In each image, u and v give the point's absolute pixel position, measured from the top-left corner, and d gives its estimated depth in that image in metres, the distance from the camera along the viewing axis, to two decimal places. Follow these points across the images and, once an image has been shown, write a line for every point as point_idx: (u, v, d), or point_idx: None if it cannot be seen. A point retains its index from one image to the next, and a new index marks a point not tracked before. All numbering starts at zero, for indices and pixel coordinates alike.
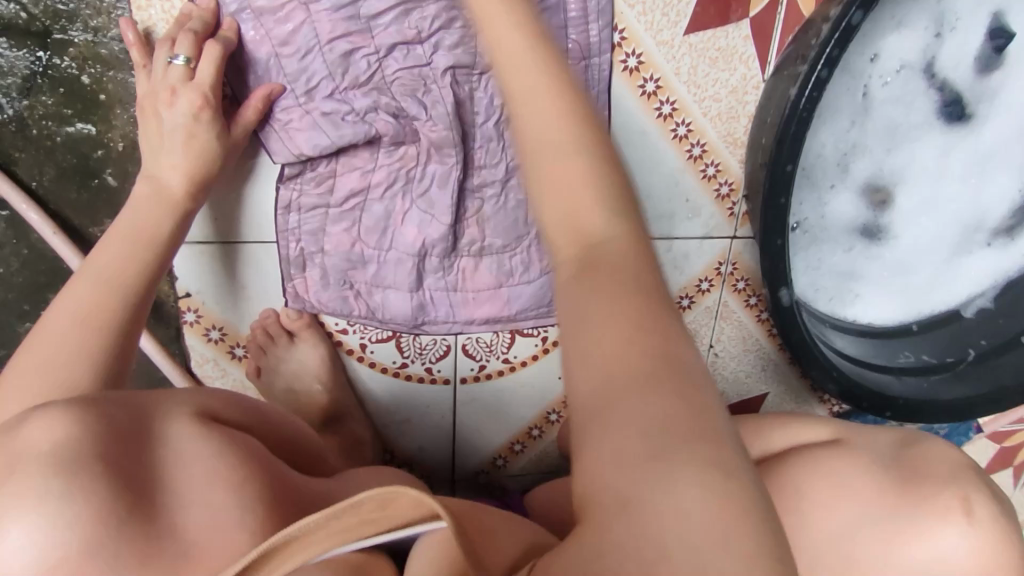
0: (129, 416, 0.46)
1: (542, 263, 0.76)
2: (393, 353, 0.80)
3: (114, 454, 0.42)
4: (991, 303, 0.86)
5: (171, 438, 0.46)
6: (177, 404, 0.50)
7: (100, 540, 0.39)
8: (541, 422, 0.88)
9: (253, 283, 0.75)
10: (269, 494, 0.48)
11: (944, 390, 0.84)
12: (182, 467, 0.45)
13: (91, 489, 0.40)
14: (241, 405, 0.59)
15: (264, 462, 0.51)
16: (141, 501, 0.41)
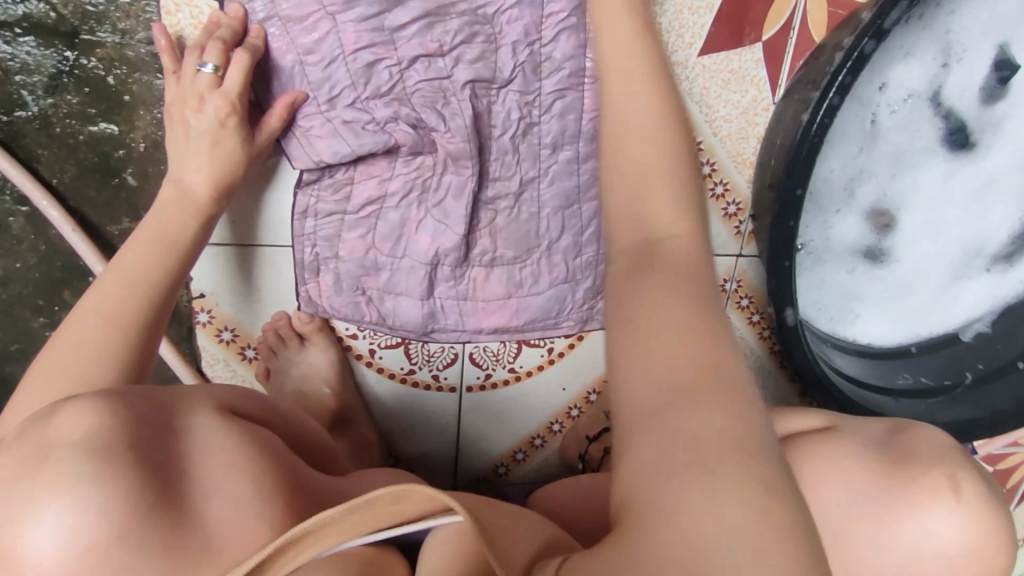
0: (153, 406, 0.49)
1: (551, 275, 0.77)
2: (402, 359, 0.81)
3: (144, 442, 0.45)
4: (989, 328, 0.88)
5: (192, 430, 0.50)
6: (198, 399, 0.53)
7: (128, 528, 0.42)
8: (543, 431, 0.89)
9: (267, 286, 0.76)
10: (285, 496, 0.51)
11: (942, 411, 0.85)
12: (203, 457, 0.48)
13: (121, 476, 0.43)
14: (257, 398, 0.62)
15: (279, 454, 0.55)
16: (167, 492, 0.45)
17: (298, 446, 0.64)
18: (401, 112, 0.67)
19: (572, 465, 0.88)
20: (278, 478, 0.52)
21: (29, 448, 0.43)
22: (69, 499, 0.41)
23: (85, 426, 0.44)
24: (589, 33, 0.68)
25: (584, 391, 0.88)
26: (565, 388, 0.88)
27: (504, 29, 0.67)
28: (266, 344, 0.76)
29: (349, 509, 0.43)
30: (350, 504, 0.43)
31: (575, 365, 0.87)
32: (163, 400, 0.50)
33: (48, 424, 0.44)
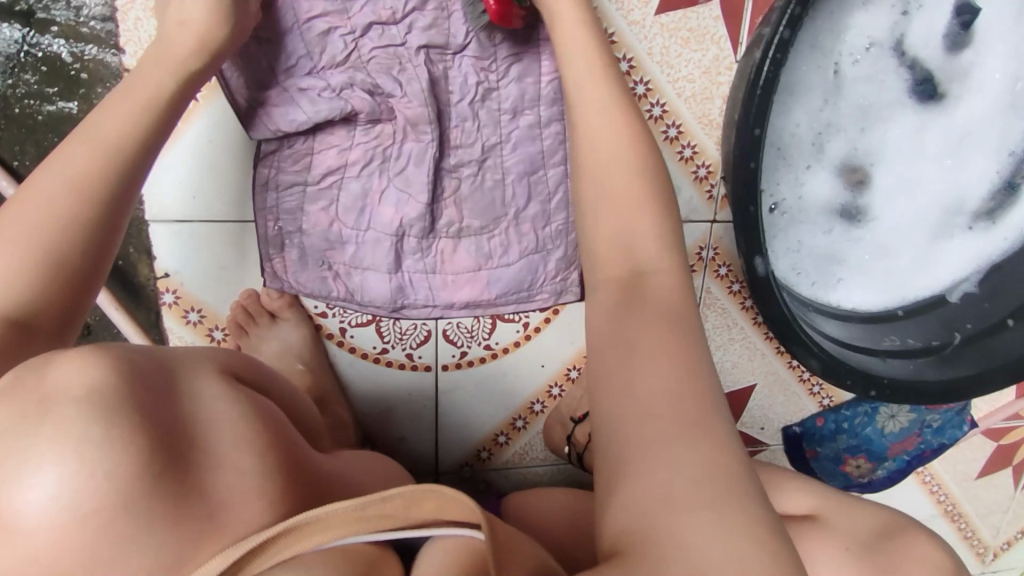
0: (155, 363, 0.47)
1: (521, 246, 0.76)
2: (374, 338, 0.80)
3: (151, 405, 0.43)
4: (976, 288, 0.85)
5: (200, 395, 0.48)
6: (199, 361, 0.51)
7: (137, 492, 0.40)
8: (525, 412, 0.87)
9: (233, 264, 0.74)
10: (282, 465, 0.50)
11: (931, 371, 0.81)
12: (210, 423, 0.47)
13: (128, 438, 0.41)
14: (254, 370, 0.60)
15: (278, 428, 0.53)
16: (175, 457, 0.43)
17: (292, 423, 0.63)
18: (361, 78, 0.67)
19: (558, 448, 0.87)
20: (280, 454, 0.50)
21: (22, 398, 0.40)
22: (74, 461, 0.39)
23: (90, 384, 0.41)
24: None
25: (563, 369, 0.86)
26: (544, 365, 0.85)
27: None
28: (235, 322, 0.75)
29: (362, 505, 0.44)
30: (367, 498, 0.45)
31: (553, 341, 0.84)
32: (167, 361, 0.48)
33: (44, 374, 0.41)
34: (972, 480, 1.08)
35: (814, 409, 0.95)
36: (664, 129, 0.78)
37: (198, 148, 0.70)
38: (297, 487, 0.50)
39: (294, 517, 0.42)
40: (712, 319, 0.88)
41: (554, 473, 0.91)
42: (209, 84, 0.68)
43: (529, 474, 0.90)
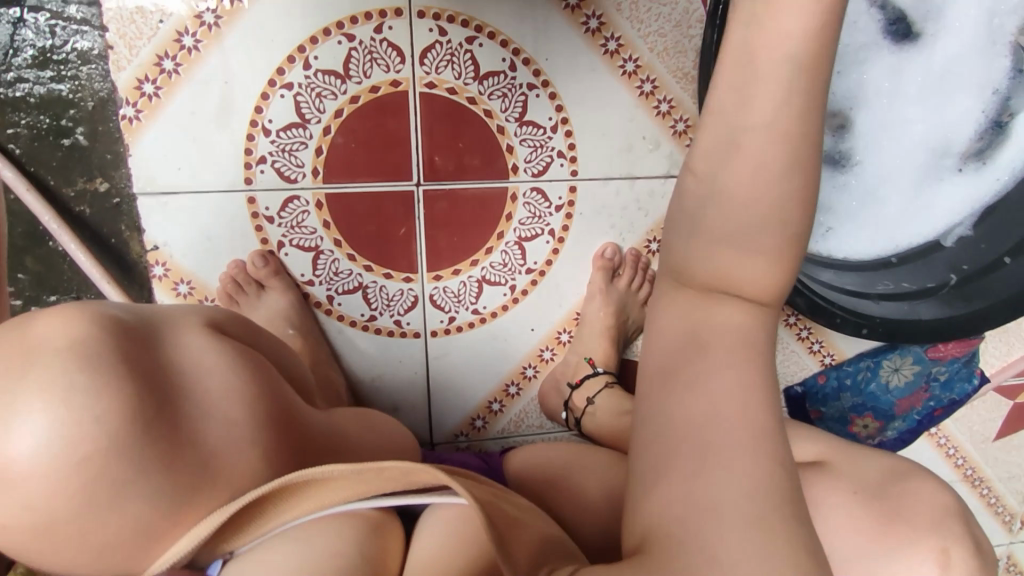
0: (139, 319, 0.45)
1: None
2: (361, 305, 0.81)
3: (135, 357, 0.42)
4: (971, 231, 0.83)
5: (185, 349, 0.46)
6: (185, 317, 0.49)
7: (127, 439, 0.39)
8: (518, 378, 0.87)
9: (219, 235, 0.76)
10: (275, 416, 0.48)
11: (928, 311, 0.83)
12: (200, 376, 0.45)
13: (115, 389, 0.39)
14: (250, 329, 0.57)
15: (271, 382, 0.50)
16: (165, 409, 0.42)
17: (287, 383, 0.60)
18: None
19: (555, 415, 0.86)
20: (273, 404, 0.48)
21: (4, 356, 0.39)
22: (63, 410, 0.37)
23: (74, 337, 0.40)
24: None
25: (554, 332, 0.86)
26: (534, 329, 0.85)
27: None
28: (226, 292, 0.77)
29: (358, 470, 0.43)
30: (365, 463, 0.44)
31: (542, 303, 0.84)
32: (149, 318, 0.46)
33: (28, 332, 0.40)
34: (991, 442, 1.04)
35: (816, 367, 0.93)
36: (638, 85, 0.78)
37: (180, 120, 0.72)
38: (286, 438, 0.49)
39: (289, 477, 0.42)
40: None
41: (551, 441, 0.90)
42: (188, 57, 0.70)
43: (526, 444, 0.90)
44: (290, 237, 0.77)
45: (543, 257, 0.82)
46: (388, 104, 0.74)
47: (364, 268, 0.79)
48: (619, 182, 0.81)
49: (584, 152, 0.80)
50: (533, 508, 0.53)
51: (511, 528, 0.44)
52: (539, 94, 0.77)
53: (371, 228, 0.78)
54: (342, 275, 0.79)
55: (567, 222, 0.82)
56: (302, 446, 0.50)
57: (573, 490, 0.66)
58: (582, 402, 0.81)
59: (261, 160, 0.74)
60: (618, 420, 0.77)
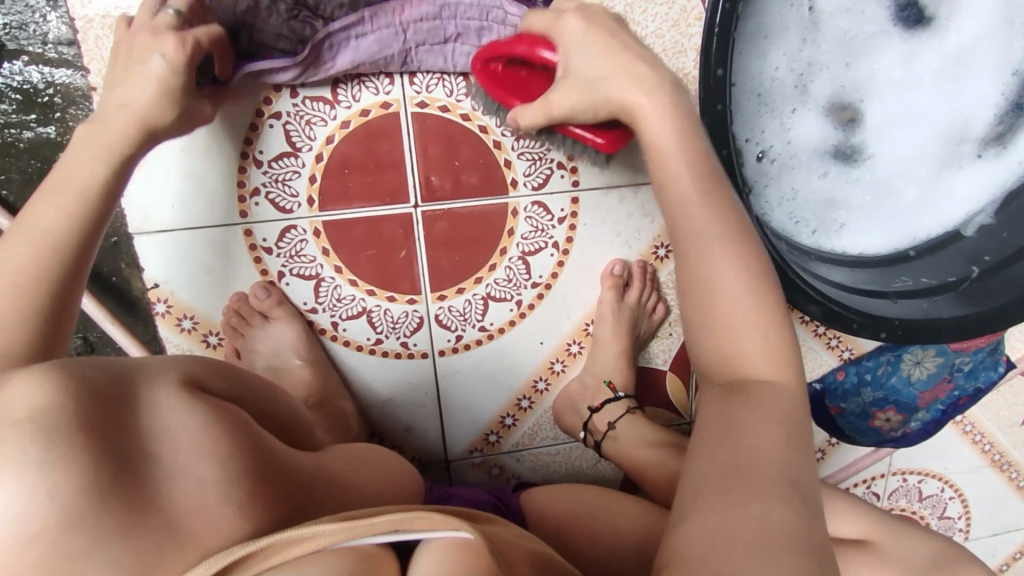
0: (112, 376, 0.44)
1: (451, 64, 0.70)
2: (367, 330, 0.80)
3: (99, 420, 0.41)
4: (992, 219, 0.80)
5: (157, 406, 0.44)
6: (165, 370, 0.48)
7: (83, 511, 0.37)
8: (529, 391, 0.86)
9: (218, 270, 0.75)
10: (253, 473, 0.46)
11: (950, 308, 0.77)
12: (168, 435, 0.43)
13: (74, 459, 0.38)
14: (233, 374, 0.56)
15: (249, 432, 0.49)
16: (127, 474, 0.40)
17: (277, 426, 0.59)
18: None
19: (572, 432, 0.84)
20: (247, 459, 0.46)
21: None
22: (15, 481, 0.36)
23: (36, 405, 0.39)
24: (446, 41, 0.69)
25: (564, 343, 0.85)
26: (543, 342, 0.84)
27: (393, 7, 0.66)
28: (229, 324, 0.76)
29: (341, 526, 0.41)
30: (348, 518, 0.42)
31: (550, 316, 0.83)
32: (125, 374, 0.45)
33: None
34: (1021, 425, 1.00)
35: (833, 362, 0.91)
36: None
37: (168, 156, 0.70)
38: (274, 495, 0.47)
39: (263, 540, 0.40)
40: None
41: (565, 452, 0.90)
42: None
43: (542, 456, 0.89)
44: (290, 266, 0.76)
45: (548, 270, 0.81)
46: (379, 128, 0.73)
47: (367, 292, 0.78)
48: (622, 189, 0.79)
49: (584, 161, 0.77)
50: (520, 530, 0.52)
51: (510, 550, 0.46)
52: None
53: (370, 252, 0.76)
54: (345, 301, 0.78)
55: (570, 234, 0.80)
56: (290, 497, 0.49)
57: (602, 526, 0.67)
58: (604, 426, 0.80)
59: (255, 193, 0.73)
60: (644, 450, 0.75)
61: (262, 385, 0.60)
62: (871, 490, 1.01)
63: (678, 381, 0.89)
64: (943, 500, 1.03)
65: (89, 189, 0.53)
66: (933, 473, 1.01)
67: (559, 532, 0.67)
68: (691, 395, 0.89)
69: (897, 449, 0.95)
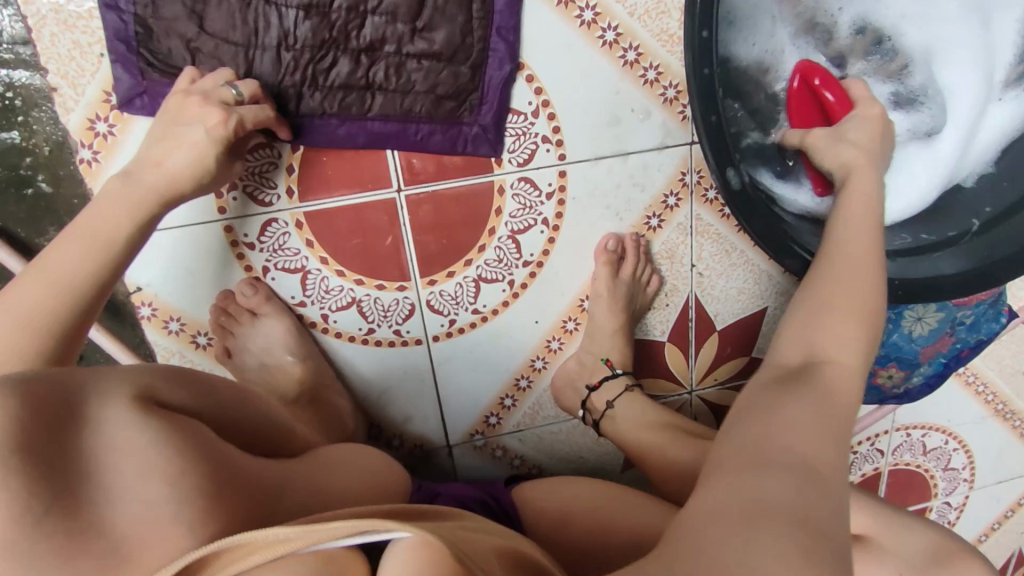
0: (55, 389, 0.42)
1: (416, 76, 0.68)
2: (358, 320, 0.78)
3: (38, 440, 0.39)
4: (991, 167, 0.78)
5: (104, 421, 0.42)
6: (115, 381, 0.45)
7: (16, 537, 0.36)
8: (528, 371, 0.85)
9: (202, 269, 0.74)
10: (212, 488, 0.44)
11: (949, 265, 0.77)
12: (114, 453, 0.41)
13: (10, 483, 0.36)
14: (191, 379, 0.53)
15: (205, 447, 0.46)
16: (65, 496, 0.38)
17: (247, 434, 0.57)
18: (150, 84, 0.65)
19: (573, 412, 0.85)
20: (206, 475, 0.44)
21: None
22: None
23: None
24: (411, 57, 0.67)
25: (560, 321, 0.83)
26: (539, 321, 0.83)
27: (354, 14, 0.64)
28: (217, 323, 0.75)
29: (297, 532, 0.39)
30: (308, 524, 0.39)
31: (543, 294, 0.81)
32: (69, 387, 0.43)
33: None
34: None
35: None
36: (621, 54, 0.73)
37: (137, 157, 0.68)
38: (240, 501, 0.46)
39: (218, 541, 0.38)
40: (709, 248, 0.83)
41: (567, 430, 0.89)
42: None
43: (544, 435, 0.89)
44: (274, 260, 0.74)
45: (539, 248, 0.79)
46: None
47: (355, 282, 0.76)
48: (611, 160, 0.76)
49: (570, 134, 0.74)
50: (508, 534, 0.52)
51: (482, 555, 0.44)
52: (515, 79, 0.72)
53: (355, 241, 0.74)
54: (333, 292, 0.77)
55: (560, 209, 0.77)
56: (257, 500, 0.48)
57: (599, 526, 0.67)
58: (602, 404, 0.81)
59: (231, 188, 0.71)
60: (642, 431, 0.76)
61: (233, 389, 0.58)
62: (875, 447, 1.01)
63: (678, 351, 0.88)
64: (947, 452, 1.03)
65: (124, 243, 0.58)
66: (936, 426, 1.01)
67: (553, 540, 0.68)
68: (691, 364, 0.89)
69: (899, 405, 0.95)
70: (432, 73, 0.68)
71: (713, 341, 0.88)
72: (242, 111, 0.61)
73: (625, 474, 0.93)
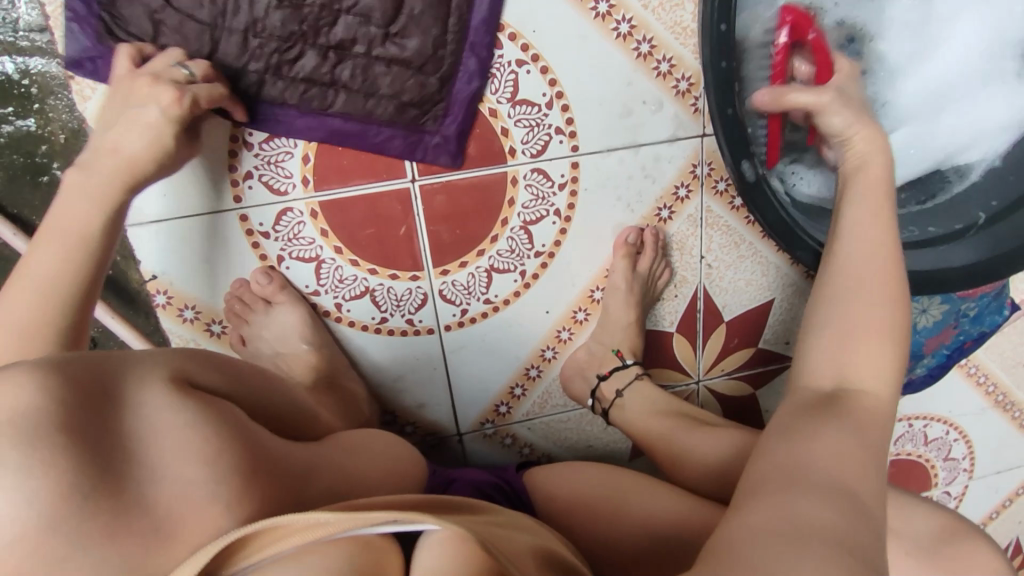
0: (95, 373, 0.43)
1: (382, 83, 0.67)
2: (371, 308, 0.79)
3: (81, 422, 0.40)
4: (1000, 161, 0.79)
5: (142, 405, 0.44)
6: (150, 367, 0.47)
7: (63, 516, 0.37)
8: (538, 360, 0.86)
9: (218, 258, 0.74)
10: (247, 468, 0.46)
11: (957, 258, 0.78)
12: (152, 435, 0.43)
13: (57, 463, 0.38)
14: (223, 364, 0.55)
15: (238, 429, 0.48)
16: (109, 475, 0.40)
17: (272, 418, 0.59)
18: (105, 51, 0.62)
19: (582, 400, 0.86)
20: (239, 455, 0.46)
21: None
22: None
23: (17, 408, 0.38)
24: (379, 65, 0.66)
25: (570, 311, 0.84)
26: (550, 311, 0.83)
27: (326, 17, 0.63)
28: (233, 312, 0.76)
29: (333, 518, 0.40)
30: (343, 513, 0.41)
31: (554, 285, 0.82)
32: (107, 371, 0.44)
33: None
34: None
35: None
36: (635, 46, 0.72)
37: None
38: (267, 486, 0.47)
39: (258, 523, 0.40)
40: (718, 239, 0.84)
41: (576, 419, 0.90)
42: None
43: (553, 424, 0.90)
44: (289, 250, 0.75)
45: (551, 239, 0.79)
46: None
47: (369, 271, 0.77)
48: (623, 151, 0.77)
49: (584, 125, 0.75)
50: (529, 526, 0.54)
51: (511, 550, 0.45)
52: (530, 70, 0.72)
53: (369, 231, 0.75)
54: (347, 281, 0.77)
55: (572, 200, 0.78)
56: (283, 490, 0.49)
57: (612, 510, 0.68)
58: (611, 394, 0.82)
59: (248, 176, 0.71)
60: (650, 420, 0.77)
61: (260, 376, 0.60)
62: None
63: (685, 342, 0.89)
64: (947, 442, 1.05)
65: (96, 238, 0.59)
66: (938, 417, 1.03)
67: (567, 526, 0.69)
68: (698, 354, 0.90)
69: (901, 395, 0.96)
70: (398, 82, 0.67)
71: (721, 331, 0.89)
72: (196, 90, 0.59)
73: (632, 463, 0.95)
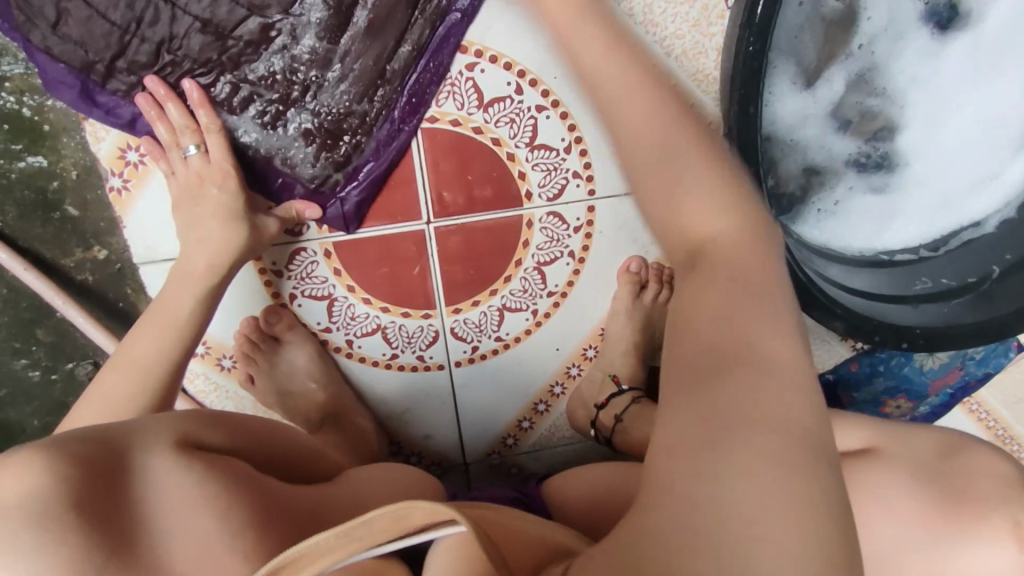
0: (103, 449, 0.45)
1: (296, 136, 0.66)
2: (382, 345, 0.79)
3: (91, 496, 0.41)
4: (1015, 214, 0.78)
5: (149, 471, 0.45)
6: (157, 435, 0.48)
7: None
8: (547, 395, 0.85)
9: (234, 303, 0.75)
10: (259, 516, 0.47)
11: (965, 313, 0.77)
12: (165, 498, 0.44)
13: (67, 539, 0.38)
14: (225, 423, 0.56)
15: (247, 482, 0.49)
16: (123, 543, 0.40)
17: (283, 463, 0.59)
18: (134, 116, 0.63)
19: (585, 430, 0.84)
20: (249, 505, 0.47)
21: None
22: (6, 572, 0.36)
23: (26, 489, 0.39)
24: (294, 119, 0.65)
25: (580, 348, 0.83)
26: (559, 347, 0.83)
27: (248, 63, 0.62)
28: (244, 352, 0.75)
29: (341, 532, 0.38)
30: (348, 523, 0.38)
31: (564, 323, 0.82)
32: (116, 443, 0.46)
33: None
34: None
35: (848, 353, 0.91)
36: None
37: (162, 198, 0.68)
38: (279, 528, 0.48)
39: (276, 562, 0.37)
40: None
41: (583, 448, 0.90)
42: (136, 171, 0.67)
43: (559, 453, 0.90)
44: (302, 288, 0.75)
45: (563, 279, 0.79)
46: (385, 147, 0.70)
47: (381, 309, 0.77)
48: None
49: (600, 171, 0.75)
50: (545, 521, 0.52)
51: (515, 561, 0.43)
52: (549, 115, 0.72)
53: (383, 270, 0.75)
54: (359, 318, 0.77)
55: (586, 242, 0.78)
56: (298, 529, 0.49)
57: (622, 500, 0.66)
58: (612, 419, 0.80)
59: None
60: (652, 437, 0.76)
61: (268, 430, 0.61)
62: None
63: None
64: None
65: (175, 323, 0.64)
66: None
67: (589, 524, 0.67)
68: None
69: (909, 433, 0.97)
70: (306, 138, 0.66)
71: None
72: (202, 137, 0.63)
73: None
